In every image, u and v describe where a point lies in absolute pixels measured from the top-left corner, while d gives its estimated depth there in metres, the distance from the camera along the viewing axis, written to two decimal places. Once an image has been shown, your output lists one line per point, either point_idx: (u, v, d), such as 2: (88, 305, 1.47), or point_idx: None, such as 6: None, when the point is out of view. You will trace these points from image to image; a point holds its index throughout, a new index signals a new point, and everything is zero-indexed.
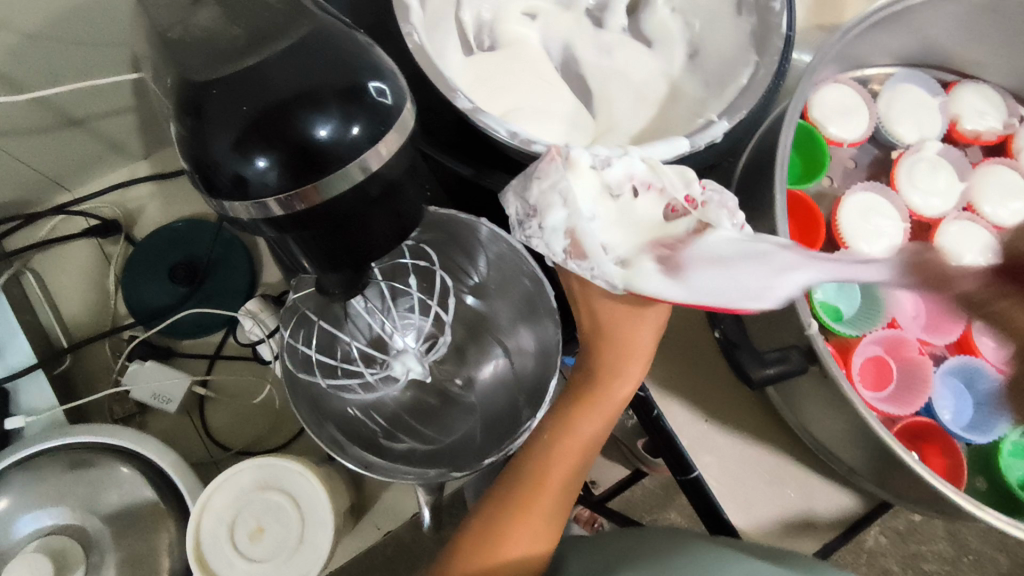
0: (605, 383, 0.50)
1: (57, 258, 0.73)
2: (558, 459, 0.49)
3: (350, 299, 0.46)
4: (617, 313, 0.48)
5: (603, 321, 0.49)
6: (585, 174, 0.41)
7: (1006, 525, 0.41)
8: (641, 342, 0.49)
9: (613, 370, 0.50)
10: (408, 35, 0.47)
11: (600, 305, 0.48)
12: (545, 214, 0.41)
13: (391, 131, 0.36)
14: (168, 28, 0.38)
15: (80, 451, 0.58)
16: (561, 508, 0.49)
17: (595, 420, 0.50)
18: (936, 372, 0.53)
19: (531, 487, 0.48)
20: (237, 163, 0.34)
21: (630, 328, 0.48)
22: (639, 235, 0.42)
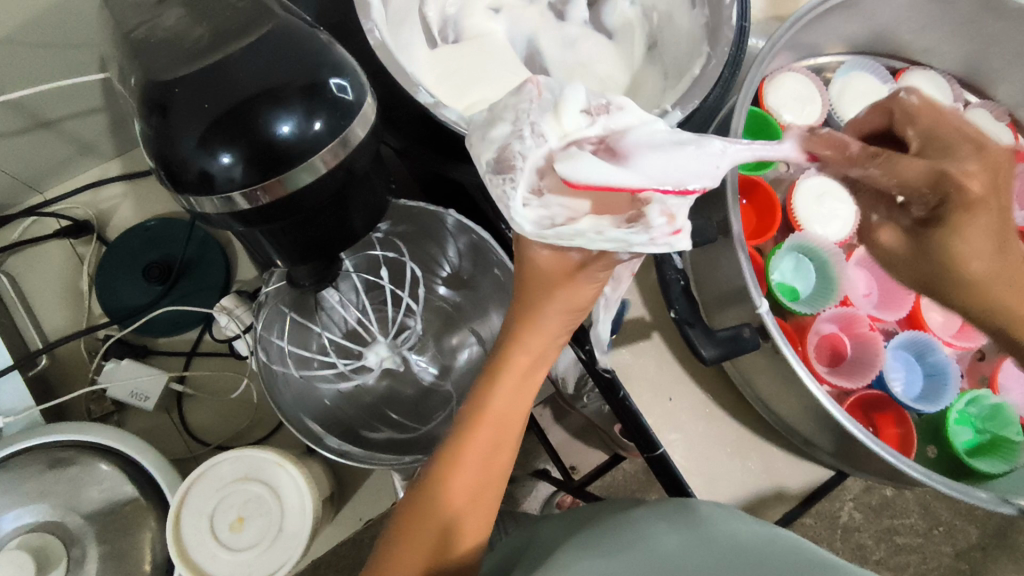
0: (514, 347, 0.43)
1: (31, 260, 0.74)
2: (472, 430, 0.42)
3: (322, 291, 0.48)
4: (540, 275, 0.40)
5: (525, 280, 0.42)
6: (567, 115, 0.35)
7: (945, 488, 0.44)
8: (560, 303, 0.41)
9: (523, 331, 0.42)
10: (369, 31, 0.48)
11: (526, 262, 0.41)
12: (494, 138, 0.36)
13: (352, 125, 0.37)
14: (134, 29, 0.39)
15: (58, 449, 0.59)
16: (489, 479, 0.43)
17: (505, 390, 0.43)
18: (888, 347, 0.56)
19: (448, 459, 0.42)
20: (201, 159, 0.35)
21: (544, 286, 0.41)
22: (583, 188, 0.35)
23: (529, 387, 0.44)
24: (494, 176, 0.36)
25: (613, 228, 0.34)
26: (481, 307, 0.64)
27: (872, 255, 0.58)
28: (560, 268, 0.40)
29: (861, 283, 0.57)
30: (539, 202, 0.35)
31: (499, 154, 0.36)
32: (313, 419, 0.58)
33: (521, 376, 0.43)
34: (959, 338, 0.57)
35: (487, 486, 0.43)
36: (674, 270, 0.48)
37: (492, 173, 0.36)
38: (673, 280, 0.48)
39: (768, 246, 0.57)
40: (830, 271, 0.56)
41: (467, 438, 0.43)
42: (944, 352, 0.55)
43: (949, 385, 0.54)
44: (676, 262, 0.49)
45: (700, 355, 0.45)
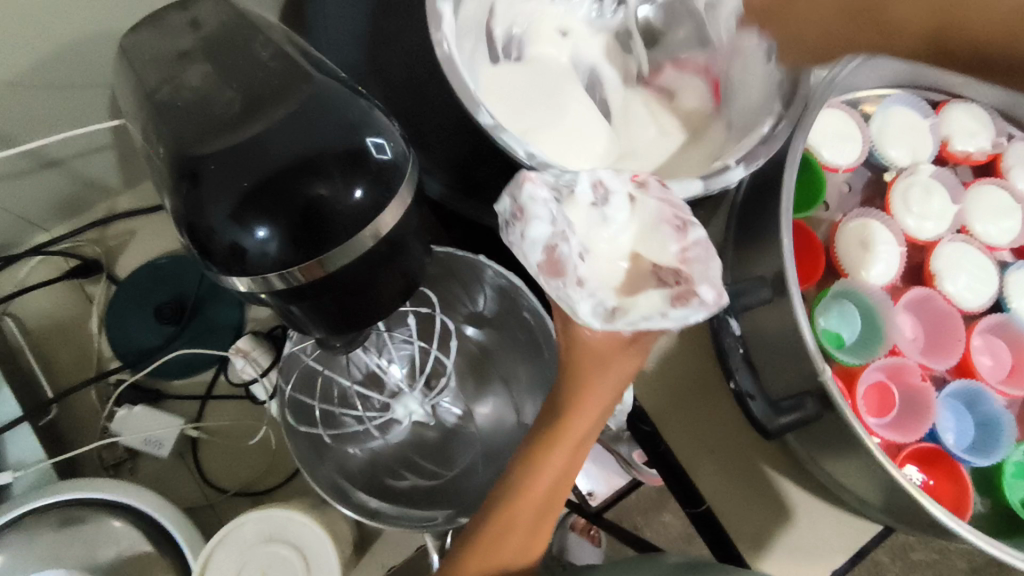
0: (570, 415, 0.41)
1: (37, 301, 0.71)
2: (525, 492, 0.41)
3: (352, 352, 0.45)
4: (591, 352, 0.40)
5: (576, 356, 0.41)
6: (580, 208, 0.37)
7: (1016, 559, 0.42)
8: (613, 381, 0.41)
9: (576, 403, 0.41)
10: (438, 43, 0.46)
11: (574, 340, 0.41)
12: (532, 233, 0.35)
13: (395, 194, 0.35)
14: (158, 88, 0.37)
15: (71, 507, 0.57)
16: (535, 537, 0.42)
17: (562, 456, 0.41)
18: (938, 396, 0.54)
19: (495, 517, 0.41)
20: (235, 234, 0.32)
21: (598, 363, 0.40)
22: (614, 273, 0.37)
23: (581, 454, 0.42)
24: (548, 278, 0.35)
25: (671, 309, 0.35)
26: (508, 349, 0.62)
27: (918, 299, 0.57)
28: (613, 343, 0.40)
29: (907, 327, 0.56)
30: (592, 294, 0.36)
31: (546, 253, 0.35)
32: (341, 475, 0.55)
33: (576, 445, 0.41)
34: (1008, 385, 0.56)
35: (532, 547, 0.42)
36: (733, 339, 0.51)
37: (544, 275, 0.35)
38: (732, 347, 0.51)
39: (813, 293, 0.56)
40: (878, 318, 0.55)
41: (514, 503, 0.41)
42: (995, 402, 0.53)
43: (1002, 436, 0.53)
44: (735, 328, 0.51)
45: (762, 423, 0.48)
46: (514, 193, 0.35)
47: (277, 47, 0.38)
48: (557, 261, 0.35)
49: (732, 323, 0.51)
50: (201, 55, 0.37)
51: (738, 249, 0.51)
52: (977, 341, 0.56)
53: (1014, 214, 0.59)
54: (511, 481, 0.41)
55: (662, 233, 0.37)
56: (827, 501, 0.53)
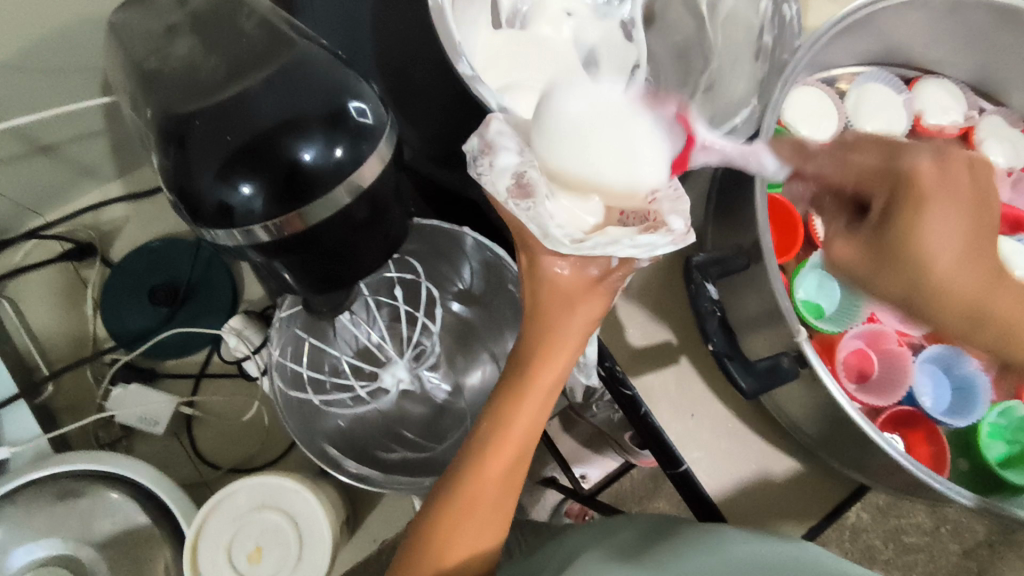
0: (536, 367, 0.43)
1: (33, 284, 0.72)
2: (498, 444, 0.43)
3: (338, 316, 0.47)
4: (557, 293, 0.42)
5: (541, 300, 0.42)
6: None
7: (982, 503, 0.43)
8: (576, 330, 0.42)
9: (544, 353, 0.43)
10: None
11: (539, 281, 0.42)
12: (500, 163, 0.38)
13: (374, 153, 0.36)
14: (146, 58, 0.38)
15: (68, 480, 0.58)
16: (510, 488, 0.45)
17: (532, 410, 0.43)
18: (917, 361, 0.56)
19: (471, 474, 0.43)
20: (221, 192, 0.34)
21: (564, 308, 0.42)
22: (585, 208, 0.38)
23: (547, 407, 0.44)
24: (516, 201, 0.37)
25: (639, 235, 0.35)
26: (494, 324, 0.63)
27: None
28: (580, 284, 0.41)
29: None
30: (559, 221, 0.37)
31: (517, 180, 0.37)
32: (328, 442, 0.57)
33: (544, 398, 0.43)
34: None
35: (504, 503, 0.45)
36: (711, 304, 0.49)
37: (514, 199, 0.37)
38: (709, 312, 0.49)
39: (791, 265, 0.57)
40: None
41: (487, 460, 0.43)
42: (971, 365, 0.55)
43: (979, 398, 0.54)
44: (713, 292, 0.50)
45: (739, 387, 0.46)
46: (483, 131, 0.39)
47: (261, 17, 0.39)
48: (526, 190, 0.37)
49: (710, 287, 0.49)
50: (188, 27, 0.39)
51: (715, 218, 0.53)
52: None
53: None
54: (484, 438, 0.44)
55: (642, 159, 0.36)
56: (803, 462, 0.54)
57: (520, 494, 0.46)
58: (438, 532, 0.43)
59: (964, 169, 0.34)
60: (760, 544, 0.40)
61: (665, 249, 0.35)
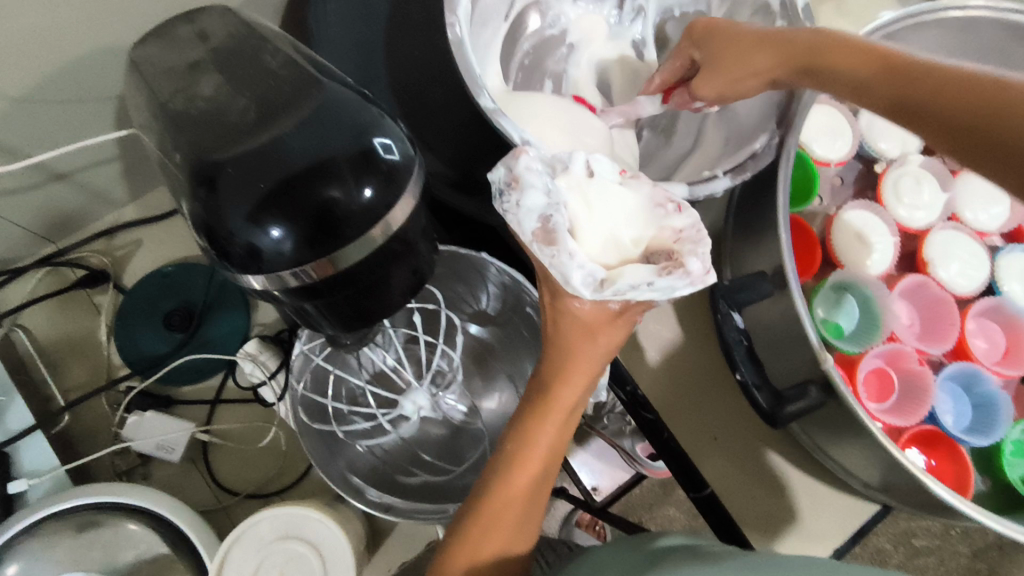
0: (559, 387, 0.42)
1: (45, 312, 0.72)
2: (518, 468, 0.43)
3: (362, 348, 0.46)
4: (578, 324, 0.40)
5: (562, 327, 0.41)
6: (573, 185, 0.39)
7: (992, 522, 0.44)
8: (598, 350, 0.41)
9: (563, 374, 0.42)
10: (450, 25, 0.46)
11: (563, 313, 0.40)
12: (525, 201, 0.37)
13: (403, 192, 0.36)
14: (171, 98, 0.38)
15: (88, 513, 0.58)
16: (530, 515, 0.45)
17: (551, 430, 0.43)
18: (937, 379, 0.56)
19: (494, 497, 0.44)
20: (252, 235, 0.34)
21: (584, 334, 0.40)
22: (608, 250, 0.38)
23: (569, 429, 0.44)
24: (541, 245, 0.37)
25: (658, 277, 0.35)
26: (512, 345, 0.63)
27: (913, 287, 0.58)
28: (601, 317, 0.39)
29: (904, 314, 0.58)
30: (582, 263, 0.36)
31: (542, 223, 0.37)
32: (350, 470, 0.57)
33: (564, 419, 0.43)
34: (1004, 365, 0.57)
35: (528, 530, 0.45)
36: (736, 333, 0.50)
37: (539, 243, 0.37)
38: (736, 342, 0.50)
39: (810, 285, 0.57)
40: (874, 306, 0.56)
41: (511, 486, 0.44)
42: (991, 382, 0.55)
43: (999, 416, 0.54)
44: (739, 321, 0.50)
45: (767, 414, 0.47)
46: (510, 164, 0.38)
47: (285, 55, 0.39)
48: (549, 232, 0.36)
49: (736, 316, 0.50)
50: (212, 65, 0.38)
51: (734, 240, 0.53)
52: (972, 325, 0.58)
53: (1001, 200, 0.61)
54: (507, 463, 0.44)
55: None
56: (825, 481, 0.54)
57: (541, 517, 0.47)
58: (462, 558, 0.44)
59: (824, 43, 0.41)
60: None
61: (684, 290, 0.36)
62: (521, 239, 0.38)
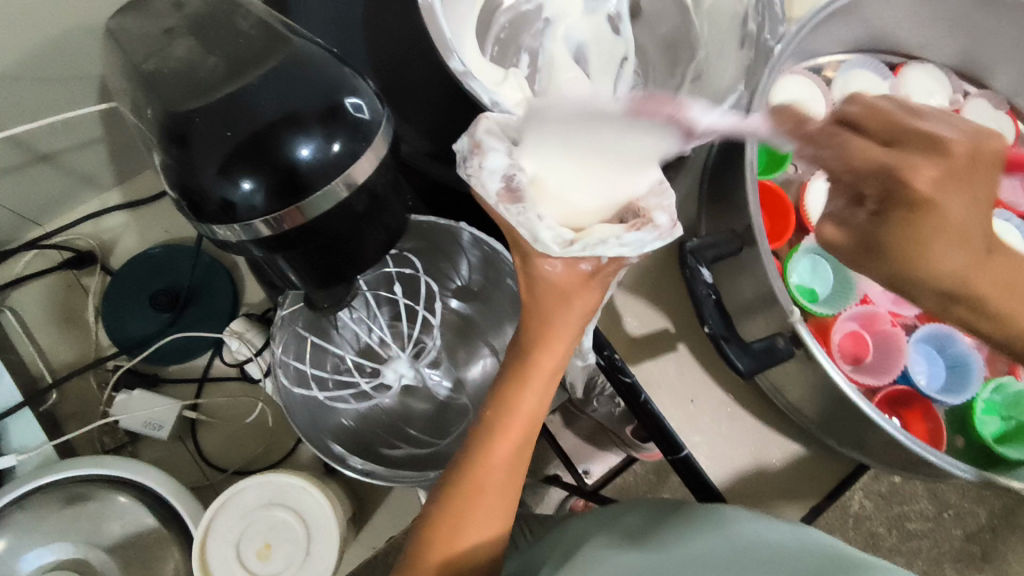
0: (539, 351, 0.44)
1: (34, 294, 0.73)
2: (499, 431, 0.44)
3: (338, 310, 0.48)
4: (552, 288, 0.42)
5: (539, 295, 0.43)
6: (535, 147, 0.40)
7: (964, 472, 0.45)
8: (575, 314, 0.43)
9: (544, 340, 0.44)
10: None
11: (537, 280, 0.42)
12: (490, 167, 0.38)
13: (371, 147, 0.37)
14: (146, 61, 0.39)
15: (75, 485, 0.58)
16: (514, 478, 0.45)
17: (533, 394, 0.44)
18: (911, 342, 0.57)
19: (475, 463, 0.44)
20: (223, 188, 0.35)
21: (560, 303, 0.42)
22: (576, 209, 0.39)
23: (548, 394, 0.45)
24: (507, 205, 0.38)
25: (627, 232, 0.37)
26: (494, 318, 0.64)
27: None
28: (574, 278, 0.41)
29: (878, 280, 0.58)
30: (550, 223, 0.38)
31: (507, 185, 0.38)
32: (333, 439, 0.57)
33: (545, 383, 0.44)
34: None
35: (510, 490, 0.45)
36: (705, 287, 0.50)
37: (507, 204, 0.38)
38: (705, 296, 0.50)
39: (785, 251, 0.58)
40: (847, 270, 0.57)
41: (492, 452, 0.44)
42: (964, 343, 0.56)
43: (973, 376, 0.55)
44: (706, 276, 0.50)
45: (735, 367, 0.47)
46: (472, 131, 0.39)
47: (257, 19, 0.40)
48: (516, 195, 0.38)
49: (704, 270, 0.50)
50: (185, 28, 0.39)
51: (708, 204, 0.54)
52: None
53: None
54: (488, 430, 0.45)
55: None
56: (800, 443, 0.55)
57: (524, 480, 0.47)
58: (444, 520, 0.44)
59: (992, 153, 0.35)
60: (762, 521, 0.41)
61: (653, 245, 0.37)
62: (487, 203, 0.40)
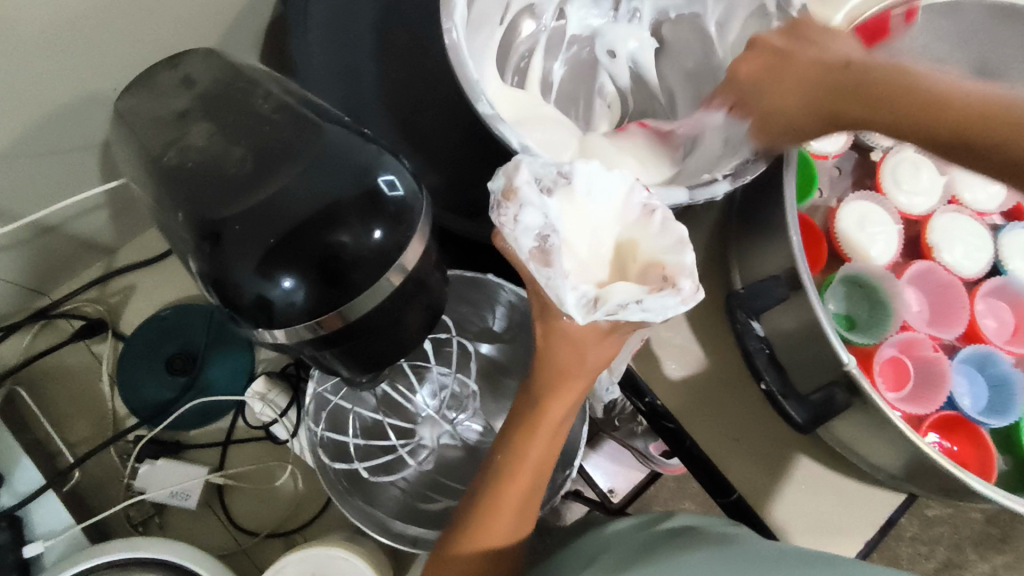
0: (547, 401, 0.42)
1: (45, 368, 0.71)
2: (507, 479, 0.43)
3: (378, 385, 0.46)
4: (570, 341, 0.38)
5: (551, 342, 0.39)
6: (578, 200, 0.37)
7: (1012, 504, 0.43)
8: (588, 366, 0.40)
9: (552, 390, 0.41)
10: (446, 31, 0.45)
11: (554, 331, 0.39)
12: (523, 219, 0.35)
13: (411, 228, 0.36)
14: (165, 152, 0.37)
15: (109, 570, 0.56)
16: (524, 517, 0.45)
17: (541, 441, 0.43)
18: (952, 362, 0.56)
19: (487, 511, 0.43)
20: (261, 287, 0.33)
21: (574, 351, 0.39)
22: (601, 265, 0.36)
23: (559, 436, 0.44)
24: (537, 266, 0.35)
25: (649, 295, 0.33)
26: (524, 362, 0.62)
27: (922, 273, 0.58)
28: (590, 333, 0.38)
29: (913, 300, 0.58)
30: (576, 284, 0.35)
31: (539, 244, 0.35)
32: (367, 502, 0.56)
33: (554, 430, 0.43)
34: (1013, 343, 0.58)
35: (520, 521, 0.44)
36: (758, 341, 0.48)
37: (537, 264, 0.35)
38: (758, 350, 0.48)
39: (818, 280, 0.57)
40: (885, 297, 0.56)
41: (501, 498, 0.43)
42: (1005, 362, 0.55)
43: (1017, 395, 0.54)
44: (758, 330, 0.48)
45: (793, 421, 0.46)
46: (509, 174, 0.36)
47: (278, 99, 0.38)
48: (543, 255, 0.35)
49: (757, 324, 0.48)
50: (202, 115, 0.37)
51: (739, 238, 0.53)
52: (981, 305, 0.58)
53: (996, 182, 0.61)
54: (496, 472, 0.44)
55: None
56: (849, 474, 0.54)
57: (533, 519, 0.46)
58: (471, 563, 0.43)
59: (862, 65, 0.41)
60: None
61: (676, 310, 0.34)
62: (517, 257, 0.37)
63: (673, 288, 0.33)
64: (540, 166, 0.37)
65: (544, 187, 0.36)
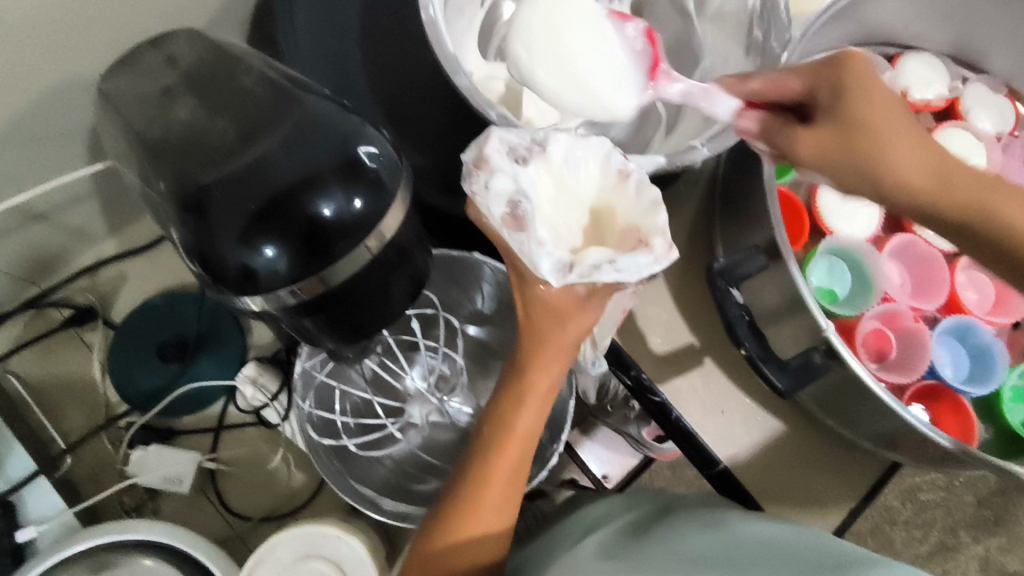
0: (534, 373, 0.42)
1: (36, 357, 0.71)
2: (495, 451, 0.44)
3: (363, 359, 0.46)
4: (548, 308, 0.39)
5: (535, 311, 0.40)
6: (551, 169, 0.37)
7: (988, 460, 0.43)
8: (571, 336, 0.40)
9: (535, 361, 0.42)
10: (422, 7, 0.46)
11: (531, 298, 0.39)
12: (497, 186, 0.36)
13: (391, 196, 0.36)
14: (148, 126, 0.38)
15: (103, 552, 0.57)
16: (514, 486, 0.45)
17: (530, 413, 0.43)
18: (934, 333, 0.57)
19: (477, 483, 0.44)
20: (243, 256, 0.33)
21: (555, 322, 0.39)
22: (575, 231, 0.37)
23: (548, 407, 0.44)
24: (510, 232, 0.36)
25: (622, 258, 0.34)
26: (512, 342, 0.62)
27: (902, 246, 0.59)
28: (567, 300, 0.38)
29: (895, 274, 0.58)
30: (550, 249, 0.35)
31: (512, 209, 0.36)
32: (358, 481, 0.56)
33: (543, 401, 0.43)
34: (994, 314, 0.58)
35: (512, 491, 0.44)
36: (738, 307, 0.49)
37: (510, 230, 0.36)
38: (738, 316, 0.49)
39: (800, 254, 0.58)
40: (866, 270, 0.57)
41: (490, 470, 0.44)
42: (986, 332, 0.56)
43: (996, 363, 0.55)
44: (738, 297, 0.49)
45: (775, 386, 0.47)
46: (480, 145, 0.37)
47: (260, 73, 0.39)
48: (515, 221, 0.36)
49: (736, 291, 0.48)
50: (186, 90, 0.38)
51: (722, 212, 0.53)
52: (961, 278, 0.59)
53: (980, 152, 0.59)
54: (485, 445, 0.44)
55: None
56: (833, 445, 0.55)
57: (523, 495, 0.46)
58: (460, 537, 0.43)
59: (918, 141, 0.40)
60: None
61: (649, 270, 0.35)
62: (491, 226, 0.37)
63: (645, 252, 0.34)
64: (512, 134, 0.37)
65: (518, 155, 0.37)
